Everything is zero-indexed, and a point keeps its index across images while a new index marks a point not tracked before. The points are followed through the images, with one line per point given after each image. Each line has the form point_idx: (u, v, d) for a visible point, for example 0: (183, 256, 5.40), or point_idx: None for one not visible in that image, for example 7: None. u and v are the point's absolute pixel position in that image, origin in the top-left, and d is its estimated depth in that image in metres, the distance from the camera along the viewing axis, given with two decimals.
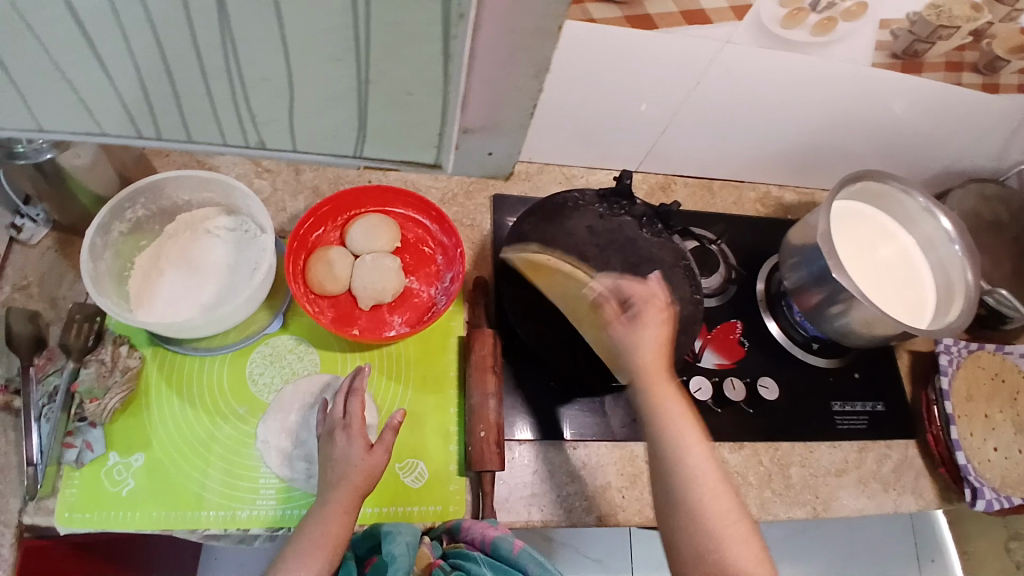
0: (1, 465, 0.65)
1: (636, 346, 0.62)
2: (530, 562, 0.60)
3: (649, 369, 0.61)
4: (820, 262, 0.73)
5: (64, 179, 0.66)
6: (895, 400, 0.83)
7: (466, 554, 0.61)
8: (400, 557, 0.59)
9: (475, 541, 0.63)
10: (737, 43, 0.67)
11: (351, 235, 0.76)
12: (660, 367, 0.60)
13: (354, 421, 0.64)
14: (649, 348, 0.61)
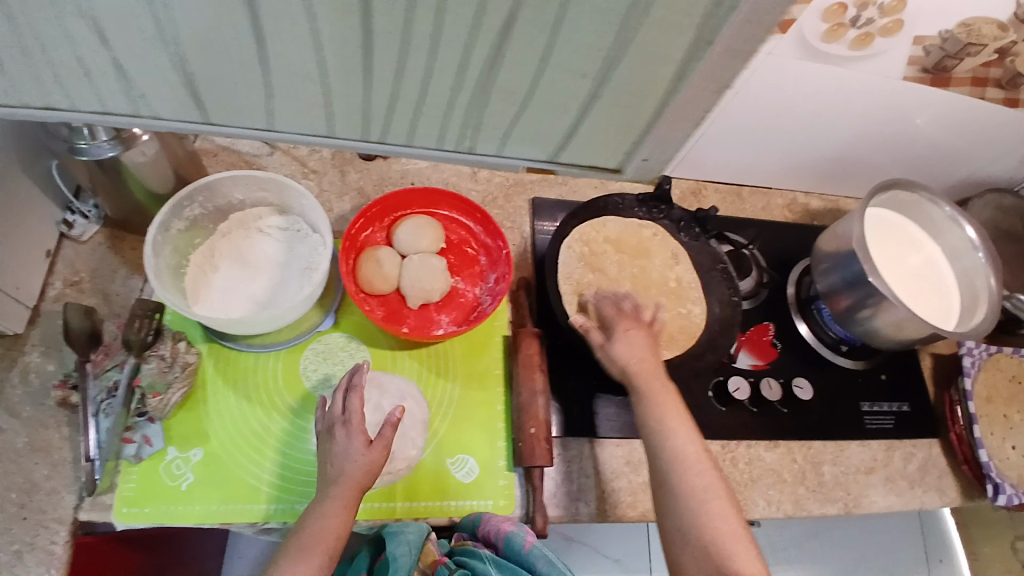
0: (56, 458, 0.65)
1: (622, 353, 0.67)
2: (539, 559, 0.63)
3: (644, 374, 0.66)
4: (854, 267, 0.75)
5: (120, 176, 0.67)
6: (920, 401, 0.86)
7: (472, 551, 0.64)
8: (400, 557, 0.61)
9: (487, 536, 0.66)
10: (777, 56, 0.70)
11: (398, 236, 0.77)
12: (655, 374, 0.66)
13: (353, 417, 0.64)
14: (634, 354, 0.66)
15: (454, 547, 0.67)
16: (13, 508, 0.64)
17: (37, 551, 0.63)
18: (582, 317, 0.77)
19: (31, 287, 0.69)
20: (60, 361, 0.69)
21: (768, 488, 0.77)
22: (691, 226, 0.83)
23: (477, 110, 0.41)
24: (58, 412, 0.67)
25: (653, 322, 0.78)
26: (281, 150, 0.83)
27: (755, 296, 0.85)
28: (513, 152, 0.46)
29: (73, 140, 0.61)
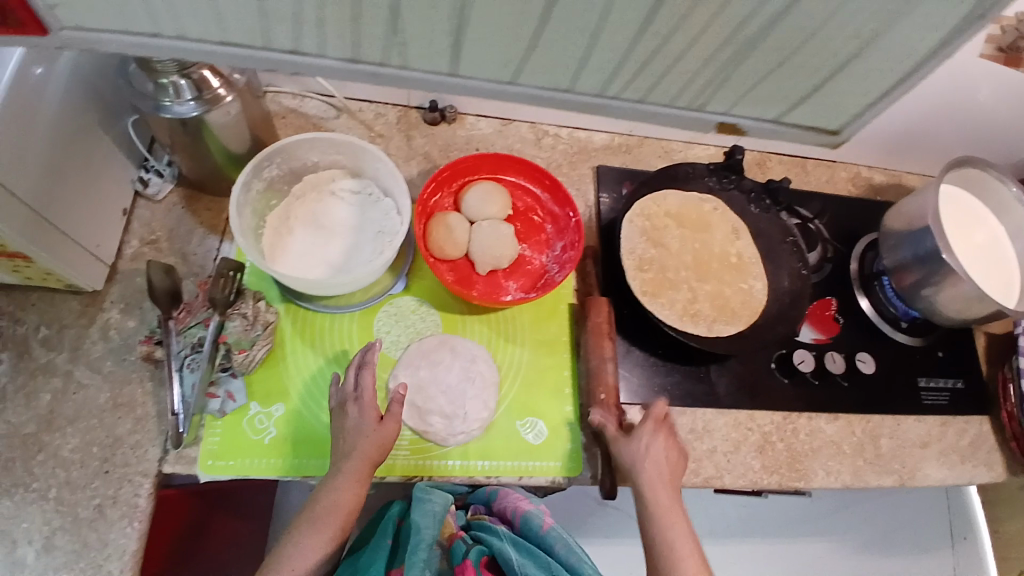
0: (141, 414, 0.66)
1: (635, 458, 0.64)
2: (555, 541, 0.69)
3: (650, 480, 0.63)
4: (925, 243, 0.76)
5: (201, 136, 0.66)
6: (974, 377, 0.87)
7: (489, 529, 0.69)
8: (423, 529, 0.63)
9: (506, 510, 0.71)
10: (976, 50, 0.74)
11: (466, 202, 0.78)
12: (660, 476, 0.64)
13: (365, 394, 0.65)
14: (646, 460, 0.64)
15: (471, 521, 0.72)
16: (97, 463, 0.64)
17: (120, 504, 0.64)
18: (651, 293, 0.78)
19: (109, 246, 0.70)
20: (140, 319, 0.70)
21: (828, 459, 0.78)
22: (762, 198, 0.82)
23: (789, 91, 0.65)
24: (140, 368, 0.68)
25: (717, 296, 0.79)
26: (347, 112, 0.82)
27: (819, 270, 0.87)
28: None
29: (158, 97, 0.61)
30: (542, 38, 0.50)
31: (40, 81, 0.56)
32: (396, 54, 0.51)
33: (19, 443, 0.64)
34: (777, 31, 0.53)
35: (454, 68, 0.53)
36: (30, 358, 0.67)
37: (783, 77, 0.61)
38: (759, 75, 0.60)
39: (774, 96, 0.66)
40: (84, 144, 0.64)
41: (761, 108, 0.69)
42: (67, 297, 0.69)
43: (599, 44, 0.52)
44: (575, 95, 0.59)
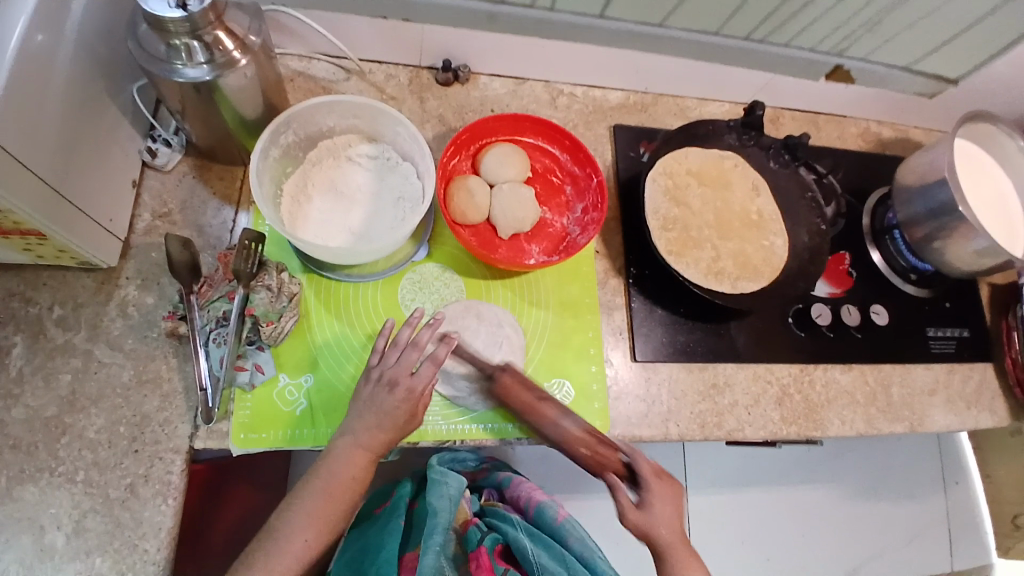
0: (166, 390, 0.65)
1: (653, 527, 0.63)
2: (568, 533, 0.76)
3: (673, 543, 0.63)
4: (941, 195, 0.77)
5: (214, 101, 0.63)
6: (977, 326, 0.89)
7: (503, 517, 0.76)
8: (440, 512, 0.70)
9: (522, 498, 0.81)
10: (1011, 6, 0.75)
11: (485, 164, 0.76)
12: (682, 538, 0.63)
13: (389, 377, 0.63)
14: (665, 528, 0.63)
15: (484, 507, 0.80)
16: (125, 442, 0.63)
17: (152, 482, 0.63)
18: (676, 251, 0.79)
19: (121, 220, 0.67)
20: (160, 294, 0.68)
21: (844, 409, 0.80)
22: (781, 153, 0.83)
23: (852, 24, 0.76)
24: (163, 344, 0.66)
25: (740, 253, 0.80)
26: (358, 74, 0.80)
27: (834, 225, 0.82)
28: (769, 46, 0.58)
29: (171, 60, 0.58)
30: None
31: (44, 49, 0.53)
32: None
33: (42, 426, 0.62)
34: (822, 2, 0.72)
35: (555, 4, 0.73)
36: (46, 339, 0.65)
37: (836, 24, 0.76)
38: (816, 15, 0.75)
39: (830, 40, 0.80)
40: (93, 112, 0.61)
41: (818, 43, 0.81)
42: (81, 274, 0.67)
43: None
44: (662, 29, 0.78)
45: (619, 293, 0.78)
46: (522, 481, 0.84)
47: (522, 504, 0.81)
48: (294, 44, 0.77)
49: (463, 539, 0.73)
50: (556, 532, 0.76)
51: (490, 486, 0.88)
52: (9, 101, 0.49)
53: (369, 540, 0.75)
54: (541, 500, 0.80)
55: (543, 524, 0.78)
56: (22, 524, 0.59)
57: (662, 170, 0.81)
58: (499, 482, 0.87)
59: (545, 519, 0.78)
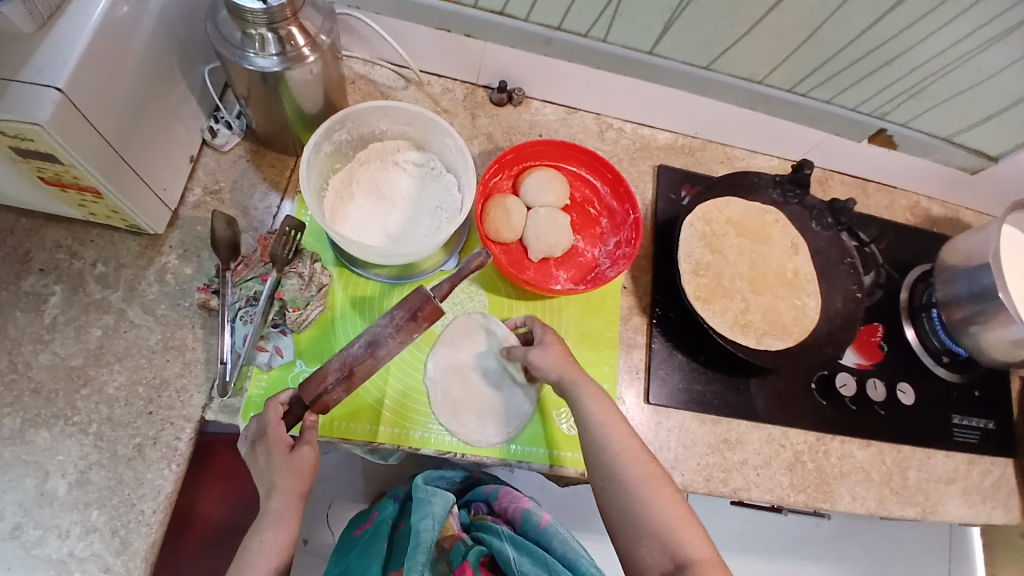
0: (188, 359, 0.67)
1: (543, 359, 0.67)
2: (553, 536, 0.76)
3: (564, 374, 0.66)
4: (985, 281, 0.75)
5: (279, 92, 0.66)
6: (1005, 419, 0.86)
7: (491, 529, 0.76)
8: (422, 532, 0.70)
9: (506, 510, 0.82)
10: None
11: (525, 186, 0.78)
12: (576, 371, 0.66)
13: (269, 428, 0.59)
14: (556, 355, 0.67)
15: (473, 521, 0.81)
16: (141, 403, 0.65)
17: (160, 446, 0.65)
18: (704, 298, 0.78)
19: (174, 192, 0.70)
20: (197, 266, 0.70)
21: (855, 485, 0.78)
22: (824, 215, 0.84)
23: (979, 109, 0.74)
24: (193, 314, 0.69)
25: (770, 310, 0.79)
26: (416, 84, 0.82)
27: (870, 296, 0.85)
28: (783, 68, 0.74)
29: (243, 47, 0.61)
30: (778, 13, 0.65)
31: (127, 20, 0.57)
32: (599, 30, 0.72)
33: (66, 375, 0.65)
34: (987, 54, 0.66)
35: (654, 48, 0.74)
36: (83, 293, 0.67)
37: (996, 87, 0.70)
38: (973, 76, 0.69)
39: (961, 117, 0.77)
40: (163, 87, 0.64)
41: (940, 124, 0.79)
42: (127, 237, 0.70)
43: (831, 61, 0.71)
44: (764, 87, 0.78)
45: (641, 332, 0.78)
46: (508, 491, 0.84)
47: (509, 514, 0.81)
48: (361, 48, 0.80)
49: (448, 553, 0.72)
50: (541, 537, 0.76)
51: (477, 500, 0.87)
52: (86, 63, 0.52)
53: (350, 565, 0.76)
54: (526, 507, 0.79)
55: (529, 530, 0.78)
56: (29, 466, 0.62)
57: (698, 216, 0.81)
58: (487, 495, 0.86)
59: (530, 525, 0.78)
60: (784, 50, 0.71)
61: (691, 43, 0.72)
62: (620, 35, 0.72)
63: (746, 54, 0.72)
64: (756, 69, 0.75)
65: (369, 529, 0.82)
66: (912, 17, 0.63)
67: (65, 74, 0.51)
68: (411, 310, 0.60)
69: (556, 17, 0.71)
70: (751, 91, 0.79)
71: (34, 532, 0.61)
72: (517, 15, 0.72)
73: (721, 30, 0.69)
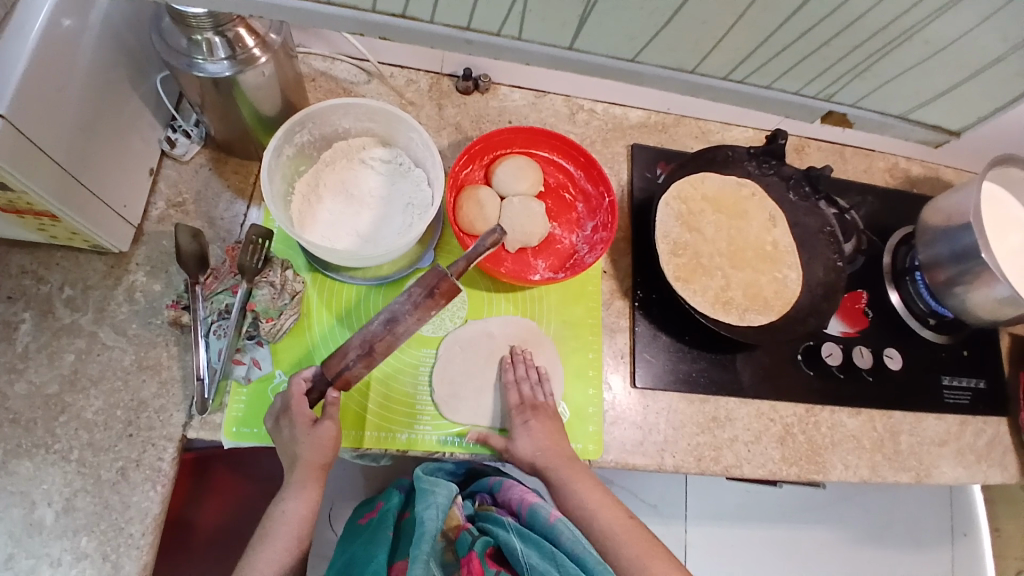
0: (165, 377, 0.66)
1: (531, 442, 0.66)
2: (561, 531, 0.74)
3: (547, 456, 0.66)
4: (966, 241, 0.74)
5: (233, 97, 0.64)
6: (995, 376, 0.86)
7: (498, 521, 0.76)
8: (428, 521, 0.69)
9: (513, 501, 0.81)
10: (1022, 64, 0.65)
11: (497, 176, 0.76)
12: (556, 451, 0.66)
13: (292, 401, 0.61)
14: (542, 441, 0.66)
15: (478, 512, 0.80)
16: (120, 426, 0.64)
17: (143, 468, 0.64)
18: (684, 278, 0.78)
19: (135, 208, 0.69)
20: (167, 282, 0.69)
21: (848, 453, 0.78)
22: (801, 185, 0.82)
23: (918, 93, 0.72)
24: (166, 332, 0.67)
25: (752, 285, 0.79)
26: (379, 77, 0.80)
27: (852, 261, 0.85)
28: (711, 57, 0.63)
29: (191, 55, 0.59)
30: (683, 14, 0.54)
31: (69, 33, 0.54)
32: (510, 26, 0.56)
33: (42, 403, 0.63)
34: (908, 44, 0.61)
35: (573, 43, 0.59)
36: (53, 318, 0.66)
37: (928, 71, 0.66)
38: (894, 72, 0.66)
39: (906, 96, 0.73)
40: (116, 102, 0.63)
41: (887, 104, 0.76)
42: (92, 257, 0.68)
43: (763, 47, 0.61)
44: (700, 76, 0.68)
45: (623, 316, 0.77)
46: (512, 484, 0.83)
47: (515, 506, 0.79)
48: (318, 44, 0.77)
49: (455, 543, 0.73)
50: (549, 531, 0.74)
51: (482, 491, 0.86)
52: (28, 84, 0.50)
53: (356, 553, 0.76)
54: (534, 501, 0.78)
55: (536, 523, 0.76)
56: (14, 497, 0.61)
57: (674, 196, 0.80)
58: (491, 486, 0.85)
59: (537, 519, 0.76)
60: (704, 42, 0.60)
61: (609, 32, 0.58)
62: (543, 36, 0.58)
63: (657, 47, 0.61)
64: (690, 49, 0.61)
65: (375, 519, 0.82)
66: (839, 25, 0.57)
67: (3, 99, 0.48)
68: (427, 288, 0.58)
69: (463, 16, 0.54)
70: (695, 81, 0.69)
71: (26, 562, 0.60)
72: (421, 17, 0.54)
73: (635, 20, 0.55)
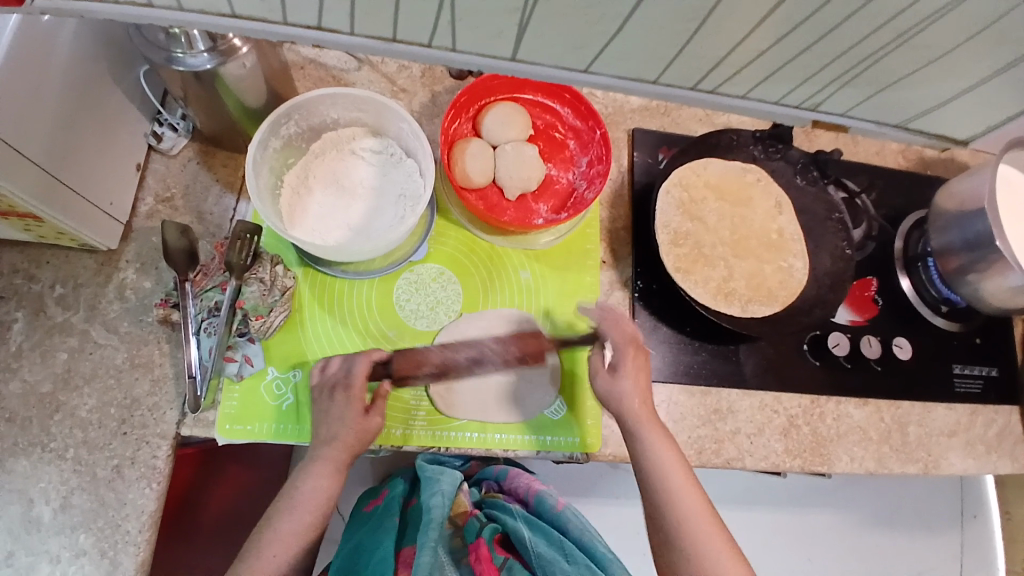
0: (157, 376, 0.66)
1: (621, 399, 0.64)
2: (569, 518, 0.74)
3: (639, 416, 0.63)
4: (980, 229, 0.71)
5: (217, 90, 0.62)
6: (1008, 364, 0.83)
7: (504, 509, 0.75)
8: (433, 509, 0.68)
9: (521, 490, 0.81)
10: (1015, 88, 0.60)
11: (485, 126, 0.75)
12: (647, 413, 0.64)
13: (356, 382, 0.62)
14: (633, 398, 0.63)
15: (485, 499, 0.80)
16: (114, 424, 0.64)
17: (138, 466, 0.64)
18: (684, 269, 0.76)
19: (123, 204, 0.68)
20: (157, 279, 0.68)
21: (853, 445, 0.76)
22: (809, 170, 0.80)
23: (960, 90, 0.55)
24: (157, 329, 0.67)
25: (755, 275, 0.77)
26: (370, 64, 0.78)
27: (862, 248, 0.83)
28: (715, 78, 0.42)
29: (170, 48, 0.56)
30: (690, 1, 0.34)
31: (48, 30, 0.52)
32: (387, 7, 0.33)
33: (37, 402, 0.64)
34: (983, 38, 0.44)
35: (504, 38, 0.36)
36: (45, 316, 0.66)
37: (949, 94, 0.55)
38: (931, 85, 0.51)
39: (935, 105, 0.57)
40: (97, 97, 0.61)
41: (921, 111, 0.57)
42: (82, 255, 0.68)
43: (830, 33, 0.39)
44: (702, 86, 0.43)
45: (623, 307, 0.75)
46: (519, 473, 0.83)
47: (521, 494, 0.80)
48: None
49: (462, 530, 0.72)
50: (556, 519, 0.75)
51: (487, 478, 0.85)
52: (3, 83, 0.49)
53: (361, 541, 0.70)
54: (540, 489, 0.79)
55: (543, 512, 0.77)
56: (13, 495, 0.61)
57: (677, 184, 0.78)
58: (498, 475, 0.85)
59: (544, 508, 0.77)
60: (737, 29, 0.37)
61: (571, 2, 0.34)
62: (468, 31, 0.36)
63: (637, 44, 0.38)
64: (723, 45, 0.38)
65: (380, 507, 0.79)
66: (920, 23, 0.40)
67: None
68: (524, 353, 0.67)
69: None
70: (693, 100, 0.44)
71: (26, 558, 0.61)
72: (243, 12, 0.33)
73: None
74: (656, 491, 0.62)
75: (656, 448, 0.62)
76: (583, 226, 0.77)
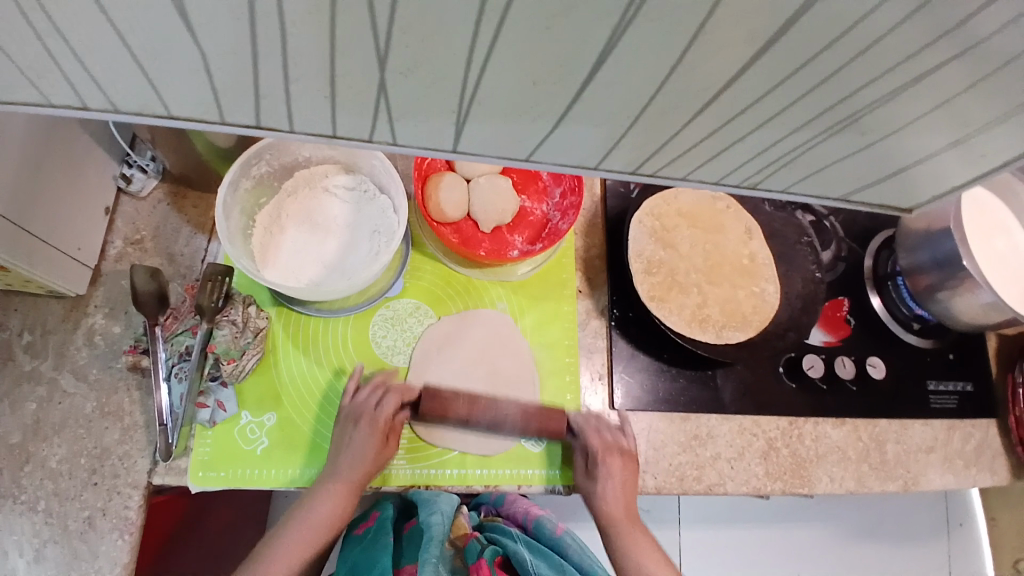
0: (128, 424, 0.65)
1: (586, 434, 0.67)
2: (568, 546, 0.74)
3: (602, 452, 0.67)
4: (948, 248, 0.72)
5: (185, 132, 0.62)
6: (982, 379, 0.84)
7: (504, 531, 0.73)
8: (438, 521, 0.66)
9: (519, 515, 0.78)
10: None
11: (459, 159, 0.75)
12: (612, 448, 0.67)
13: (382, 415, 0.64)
14: (597, 435, 0.67)
15: (484, 522, 0.78)
16: (85, 475, 0.63)
17: (110, 516, 0.62)
18: (659, 296, 0.76)
19: (92, 248, 0.67)
20: (127, 324, 0.67)
21: (833, 466, 0.76)
22: (776, 194, 0.83)
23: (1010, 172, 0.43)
24: (128, 376, 0.66)
25: (729, 301, 0.78)
26: None
27: (833, 269, 0.85)
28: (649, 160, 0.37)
29: None
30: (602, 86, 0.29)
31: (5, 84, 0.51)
32: None
33: (5, 453, 0.62)
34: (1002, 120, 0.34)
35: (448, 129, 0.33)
36: (13, 365, 0.64)
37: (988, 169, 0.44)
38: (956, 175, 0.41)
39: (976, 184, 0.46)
40: (63, 145, 0.60)
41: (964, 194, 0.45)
42: (50, 301, 0.67)
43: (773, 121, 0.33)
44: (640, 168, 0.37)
45: (600, 335, 0.76)
46: (517, 498, 0.81)
47: (520, 519, 0.78)
48: None
49: (462, 549, 0.70)
50: (555, 545, 0.74)
51: (485, 503, 0.83)
52: None
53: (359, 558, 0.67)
54: (540, 514, 0.77)
55: (542, 537, 0.75)
56: None
57: (648, 212, 0.79)
58: (494, 499, 0.82)
59: (544, 533, 0.75)
60: (650, 114, 0.31)
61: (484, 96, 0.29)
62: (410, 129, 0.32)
63: (552, 133, 0.32)
64: (663, 131, 0.33)
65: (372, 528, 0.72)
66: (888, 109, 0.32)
67: None
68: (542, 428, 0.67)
69: None
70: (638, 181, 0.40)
71: None
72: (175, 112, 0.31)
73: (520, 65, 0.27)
74: (609, 510, 0.66)
75: (618, 484, 0.66)
76: (558, 257, 0.77)
